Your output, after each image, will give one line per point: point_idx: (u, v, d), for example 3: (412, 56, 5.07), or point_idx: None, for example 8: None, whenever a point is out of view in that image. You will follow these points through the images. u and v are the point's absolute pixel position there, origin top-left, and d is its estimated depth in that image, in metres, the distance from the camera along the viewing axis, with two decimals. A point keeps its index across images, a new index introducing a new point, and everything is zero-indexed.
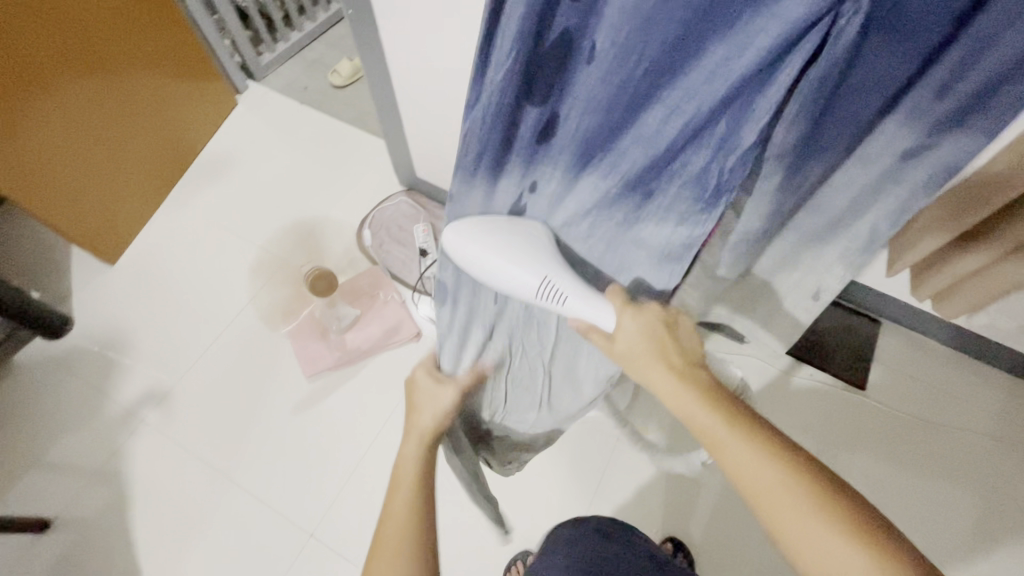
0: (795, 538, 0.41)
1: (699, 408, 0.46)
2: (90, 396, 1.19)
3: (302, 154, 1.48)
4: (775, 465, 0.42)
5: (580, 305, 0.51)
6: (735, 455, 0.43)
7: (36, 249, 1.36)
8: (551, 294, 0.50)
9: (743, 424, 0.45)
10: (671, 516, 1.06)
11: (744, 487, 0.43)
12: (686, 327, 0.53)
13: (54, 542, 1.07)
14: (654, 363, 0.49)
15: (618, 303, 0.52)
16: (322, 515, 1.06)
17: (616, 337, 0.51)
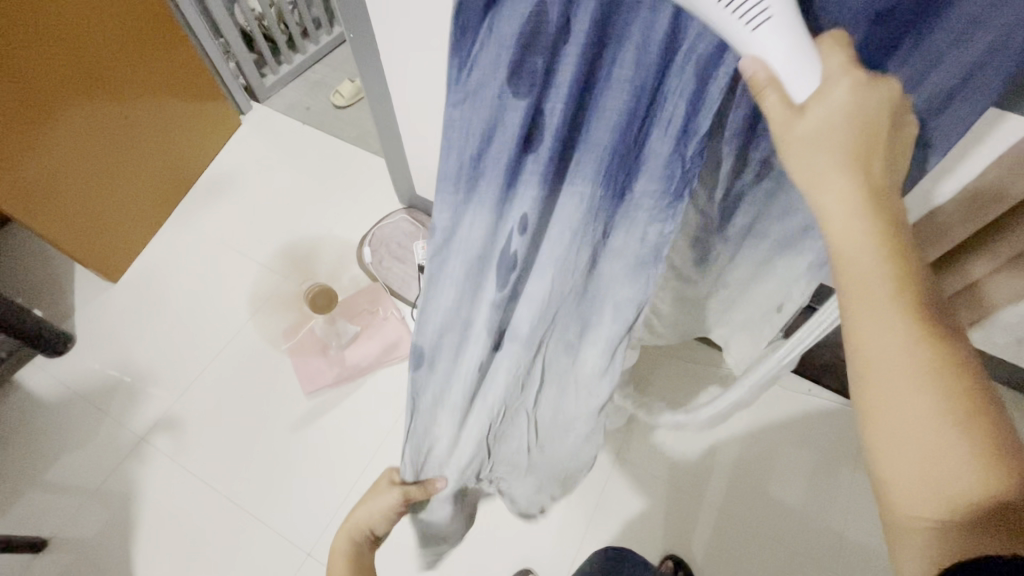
0: (891, 416, 0.34)
1: (873, 249, 0.35)
2: (90, 415, 1.19)
3: (304, 173, 1.51)
4: (919, 342, 0.34)
5: (774, 46, 0.33)
6: (877, 319, 0.35)
7: (39, 268, 1.37)
8: (751, 1, 0.31)
9: (909, 292, 0.35)
10: (671, 533, 1.05)
11: (865, 355, 0.35)
12: (900, 142, 0.39)
13: (50, 561, 1.06)
14: (841, 171, 0.35)
15: (837, 68, 0.35)
16: (320, 534, 1.06)
17: (809, 109, 0.35)
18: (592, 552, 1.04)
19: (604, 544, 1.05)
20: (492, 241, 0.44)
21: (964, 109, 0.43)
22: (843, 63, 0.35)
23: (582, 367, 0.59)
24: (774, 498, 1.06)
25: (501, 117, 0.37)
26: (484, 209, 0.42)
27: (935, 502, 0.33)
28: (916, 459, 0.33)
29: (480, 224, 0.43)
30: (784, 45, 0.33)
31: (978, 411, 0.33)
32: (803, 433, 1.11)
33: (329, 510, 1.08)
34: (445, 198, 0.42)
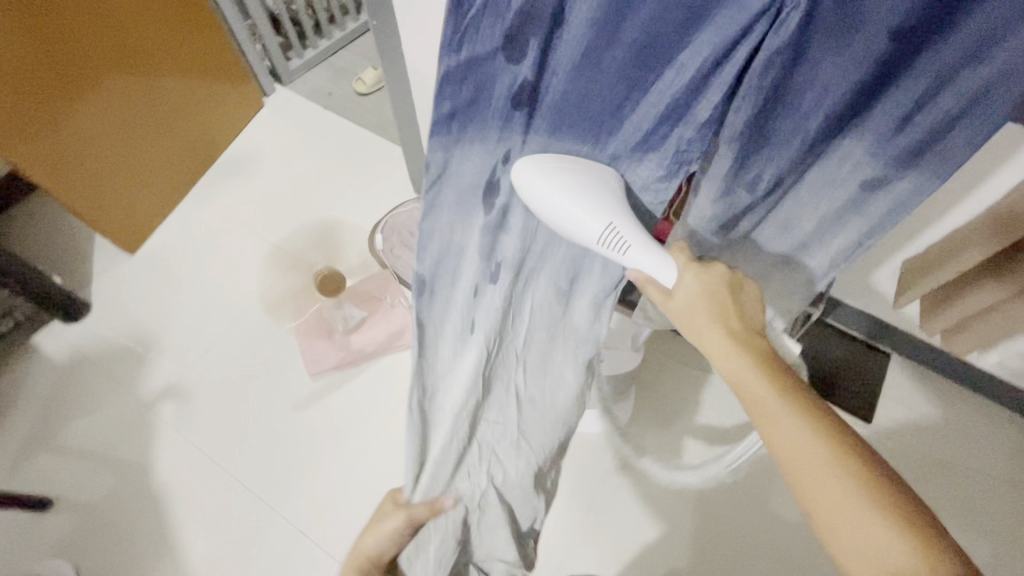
0: (812, 495, 0.43)
1: (753, 374, 0.47)
2: (102, 382, 1.22)
3: (322, 158, 1.52)
4: (818, 434, 0.44)
5: (641, 259, 0.49)
6: (783, 425, 0.45)
7: (61, 237, 1.41)
8: (613, 244, 0.48)
9: (795, 399, 0.46)
10: (665, 539, 1.05)
11: (783, 454, 0.44)
12: (750, 297, 0.53)
13: (54, 522, 1.09)
14: (712, 326, 0.50)
15: (682, 263, 0.51)
16: (316, 513, 1.08)
17: (677, 291, 0.50)
18: (584, 551, 1.04)
19: (596, 544, 1.05)
20: (492, 178, 0.47)
21: (963, 136, 0.44)
22: (688, 259, 0.52)
23: (570, 318, 0.65)
24: (772, 511, 1.05)
25: (498, 72, 0.39)
26: (478, 146, 0.44)
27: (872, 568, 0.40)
28: (858, 539, 0.41)
29: (476, 161, 0.45)
30: (644, 243, 0.48)
31: (879, 479, 0.42)
32: None
33: (324, 492, 1.09)
34: (437, 134, 0.41)
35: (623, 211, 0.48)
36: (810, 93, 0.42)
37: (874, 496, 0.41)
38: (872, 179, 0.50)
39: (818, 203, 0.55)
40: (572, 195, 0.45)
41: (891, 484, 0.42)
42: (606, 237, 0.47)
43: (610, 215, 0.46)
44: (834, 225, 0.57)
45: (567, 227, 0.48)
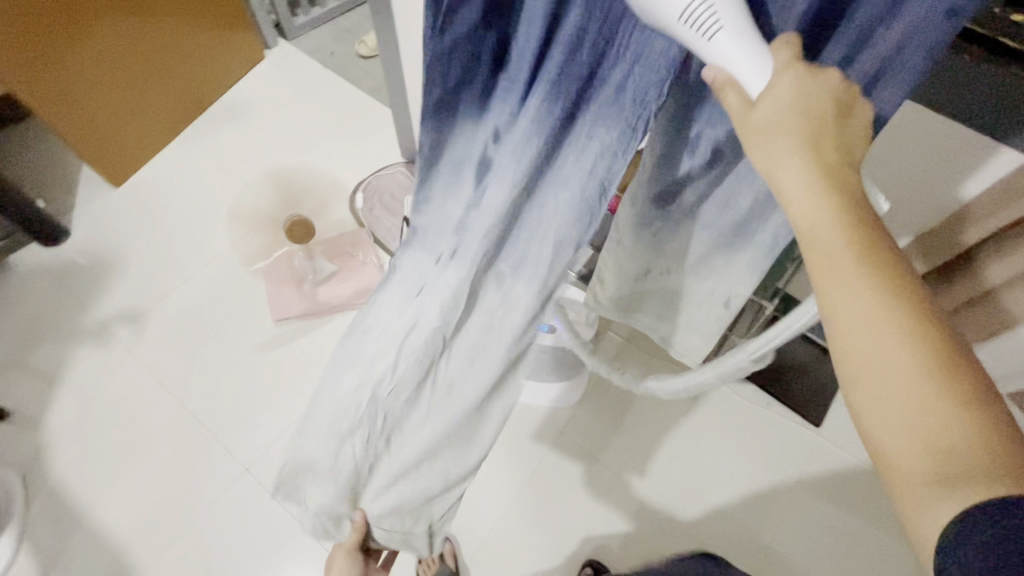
0: (868, 378, 0.30)
1: (826, 210, 0.31)
2: (71, 306, 1.24)
3: (314, 114, 1.53)
4: (894, 303, 0.30)
5: (734, 54, 0.31)
6: (845, 282, 0.31)
7: (49, 164, 1.43)
8: (703, 20, 0.29)
9: (875, 251, 0.31)
10: (598, 512, 1.10)
11: (842, 322, 0.31)
12: (863, 122, 0.34)
13: (7, 434, 1.11)
14: (796, 142, 0.32)
15: (782, 60, 0.32)
16: (260, 455, 1.10)
17: (760, 101, 0.32)
18: (519, 516, 1.10)
19: (531, 511, 1.10)
20: (485, 156, 0.40)
21: (885, 99, 0.38)
22: (793, 52, 0.32)
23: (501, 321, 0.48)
24: (705, 499, 1.10)
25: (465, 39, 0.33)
26: (466, 120, 0.39)
27: (927, 467, 0.29)
28: (906, 433, 0.29)
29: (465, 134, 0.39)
30: (745, 48, 0.31)
31: (959, 363, 0.29)
32: (747, 443, 1.14)
33: (271, 437, 1.11)
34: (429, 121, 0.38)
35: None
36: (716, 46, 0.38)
37: (954, 397, 0.29)
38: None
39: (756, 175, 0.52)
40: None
41: (973, 373, 0.29)
42: (696, 8, 0.29)
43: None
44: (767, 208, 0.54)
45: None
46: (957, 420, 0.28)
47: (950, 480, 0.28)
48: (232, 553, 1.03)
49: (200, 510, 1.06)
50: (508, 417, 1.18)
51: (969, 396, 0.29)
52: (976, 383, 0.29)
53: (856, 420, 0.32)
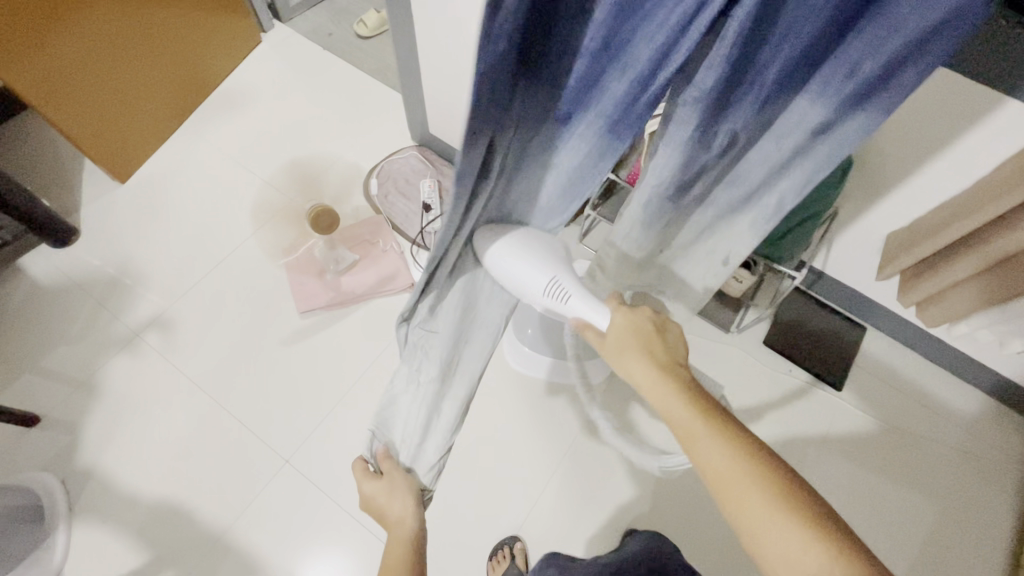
0: (746, 519, 0.41)
1: (674, 398, 0.47)
2: (89, 307, 1.22)
3: (319, 100, 1.49)
4: (738, 453, 0.42)
5: (583, 305, 0.53)
6: (705, 446, 0.43)
7: (48, 161, 1.38)
8: (557, 296, 0.52)
9: (717, 421, 0.44)
10: (636, 484, 1.12)
11: (709, 476, 0.43)
12: (675, 335, 0.54)
13: (36, 440, 1.10)
14: (636, 355, 0.51)
15: (613, 307, 0.55)
16: (299, 446, 1.10)
17: (607, 333, 0.53)
18: (558, 490, 1.11)
19: (569, 485, 1.12)
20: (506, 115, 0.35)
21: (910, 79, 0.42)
22: (619, 302, 0.56)
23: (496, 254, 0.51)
24: None
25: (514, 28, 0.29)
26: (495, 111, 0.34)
27: None
28: (788, 558, 0.39)
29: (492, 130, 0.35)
30: (589, 306, 0.54)
31: (796, 495, 0.41)
32: (776, 411, 1.16)
33: (306, 429, 1.12)
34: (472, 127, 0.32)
35: (563, 266, 0.53)
36: (772, 39, 0.42)
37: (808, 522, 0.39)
38: (822, 128, 0.49)
39: (768, 157, 0.54)
40: (520, 260, 0.50)
41: (812, 501, 0.40)
42: (552, 287, 0.52)
43: (553, 269, 0.52)
44: (773, 183, 0.57)
45: (515, 285, 0.52)
46: (816, 536, 0.38)
47: None
48: (274, 542, 1.03)
49: (241, 503, 1.06)
50: (539, 396, 1.19)
51: (820, 522, 0.39)
52: (817, 508, 0.40)
53: (754, 554, 0.41)
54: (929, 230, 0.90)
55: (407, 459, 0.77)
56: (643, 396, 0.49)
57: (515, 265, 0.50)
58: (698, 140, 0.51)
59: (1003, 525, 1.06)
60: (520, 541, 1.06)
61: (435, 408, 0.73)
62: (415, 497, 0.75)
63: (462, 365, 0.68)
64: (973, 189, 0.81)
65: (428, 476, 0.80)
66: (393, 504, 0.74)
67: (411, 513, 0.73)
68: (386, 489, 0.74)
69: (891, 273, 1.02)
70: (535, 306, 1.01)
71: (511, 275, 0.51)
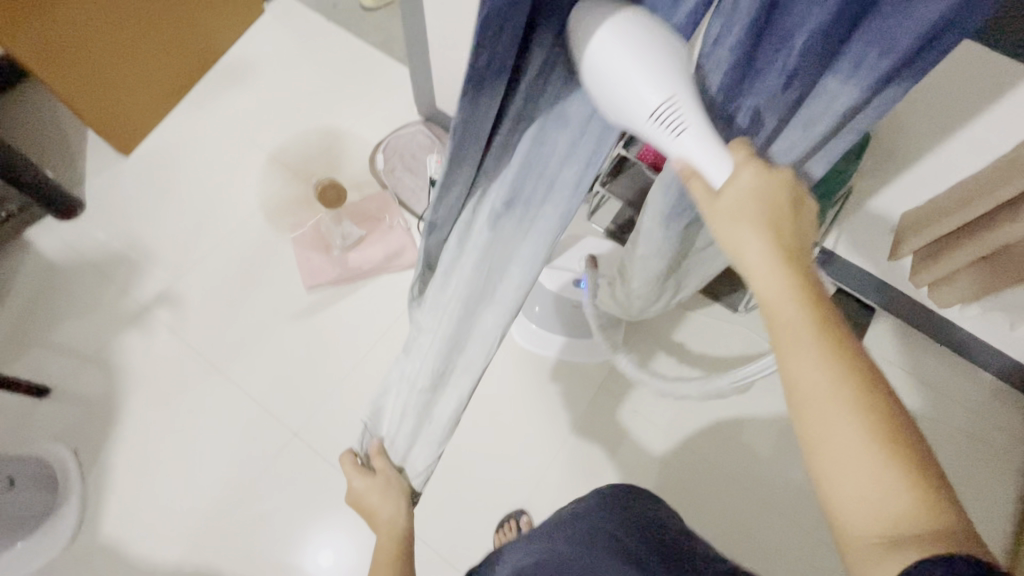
0: (827, 440, 0.35)
1: (790, 296, 0.37)
2: (96, 280, 1.22)
3: (324, 73, 1.46)
4: (845, 372, 0.35)
5: (696, 149, 0.40)
6: (806, 355, 0.36)
7: (52, 133, 1.36)
8: (666, 128, 0.38)
9: (830, 334, 0.36)
10: (642, 460, 1.13)
11: (798, 386, 0.36)
12: (808, 218, 0.43)
13: (48, 411, 1.11)
14: (757, 227, 0.39)
15: (739, 158, 0.41)
16: (308, 419, 1.11)
17: (722, 192, 0.40)
18: (564, 466, 1.12)
19: (574, 462, 1.13)
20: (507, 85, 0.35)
21: (943, 47, 0.40)
22: (749, 153, 0.41)
23: (510, 248, 0.49)
24: (742, 445, 1.14)
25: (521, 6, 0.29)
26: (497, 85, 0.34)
27: (876, 529, 0.33)
28: (859, 492, 0.34)
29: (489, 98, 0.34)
30: (705, 150, 0.40)
31: (901, 433, 0.34)
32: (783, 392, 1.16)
33: (314, 404, 1.13)
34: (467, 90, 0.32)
35: (686, 78, 0.38)
36: (794, 11, 0.40)
37: (903, 471, 0.33)
38: (852, 105, 0.48)
39: (796, 142, 0.53)
40: (637, 55, 0.35)
41: (916, 447, 0.34)
42: (663, 111, 0.37)
43: (673, 81, 0.37)
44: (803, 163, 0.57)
45: (613, 97, 0.37)
46: (907, 483, 0.33)
47: (902, 543, 0.32)
48: (286, 514, 1.05)
49: (251, 475, 1.08)
50: (547, 374, 1.19)
51: (919, 471, 0.33)
52: (917, 453, 0.34)
53: (820, 481, 0.36)
54: (944, 209, 0.88)
55: (397, 458, 0.78)
56: (748, 275, 0.40)
57: (620, 69, 0.35)
58: (719, 123, 0.50)
59: (1005, 506, 1.08)
60: (526, 514, 1.08)
61: (423, 418, 0.71)
62: (402, 497, 0.78)
63: (455, 373, 0.64)
64: (994, 168, 0.80)
65: (417, 479, 0.79)
66: (381, 507, 0.77)
67: (396, 516, 0.77)
68: (372, 492, 0.77)
69: (904, 254, 1.01)
70: (547, 283, 1.02)
71: (609, 84, 0.36)
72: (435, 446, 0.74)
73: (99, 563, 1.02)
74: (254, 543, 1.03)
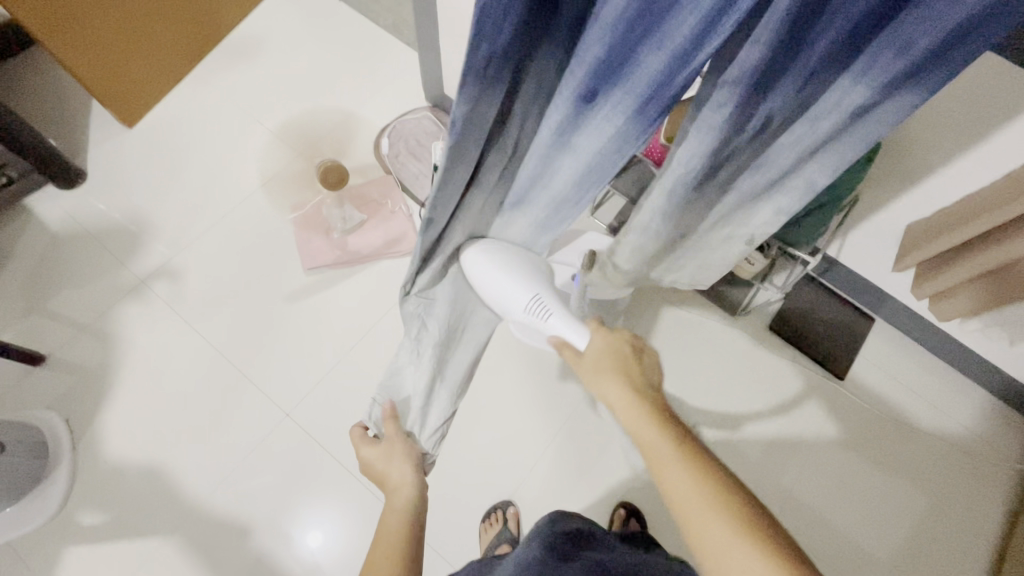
0: (703, 540, 0.42)
1: (646, 425, 0.49)
2: (94, 250, 1.22)
3: (332, 53, 1.45)
4: (702, 480, 0.44)
5: (561, 325, 0.60)
6: (668, 472, 0.45)
7: (56, 100, 1.36)
8: (539, 311, 0.61)
9: (685, 452, 0.46)
10: (631, 459, 1.13)
11: (673, 498, 0.44)
12: (653, 364, 0.56)
13: (41, 377, 1.12)
14: (612, 378, 0.53)
15: (593, 329, 0.59)
16: (300, 400, 1.12)
17: (585, 352, 0.57)
18: (553, 460, 1.12)
19: (564, 457, 1.13)
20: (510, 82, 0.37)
21: (960, 58, 0.39)
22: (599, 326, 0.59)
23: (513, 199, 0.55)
24: (734, 450, 1.13)
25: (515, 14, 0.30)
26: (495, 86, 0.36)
27: None
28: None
29: (489, 96, 0.36)
30: (568, 325, 0.60)
31: (759, 522, 0.41)
32: (777, 397, 1.16)
33: (305, 386, 1.13)
34: (469, 87, 0.34)
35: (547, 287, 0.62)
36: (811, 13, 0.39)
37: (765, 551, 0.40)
38: (862, 110, 0.47)
39: (799, 142, 0.52)
40: (503, 276, 0.59)
41: (773, 530, 0.41)
42: (532, 303, 0.61)
43: (536, 288, 0.61)
44: (805, 166, 0.56)
45: (500, 295, 0.60)
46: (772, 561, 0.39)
47: None
48: (274, 495, 1.06)
49: (241, 451, 1.08)
50: (541, 368, 1.19)
51: (779, 552, 0.40)
52: (777, 538, 0.41)
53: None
54: (948, 223, 0.88)
55: (409, 423, 0.77)
56: (615, 415, 0.52)
57: (500, 279, 0.59)
58: (732, 126, 0.50)
59: (991, 522, 1.08)
60: (513, 505, 1.08)
61: (435, 380, 0.74)
62: (415, 457, 0.74)
63: (467, 331, 0.71)
64: (1002, 185, 0.79)
65: (429, 439, 0.79)
66: (394, 470, 0.72)
67: (414, 479, 0.71)
68: (385, 454, 0.73)
69: (905, 266, 1.01)
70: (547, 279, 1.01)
71: (495, 291, 0.60)
72: (449, 405, 0.78)
73: (87, 527, 1.03)
74: (240, 519, 1.04)
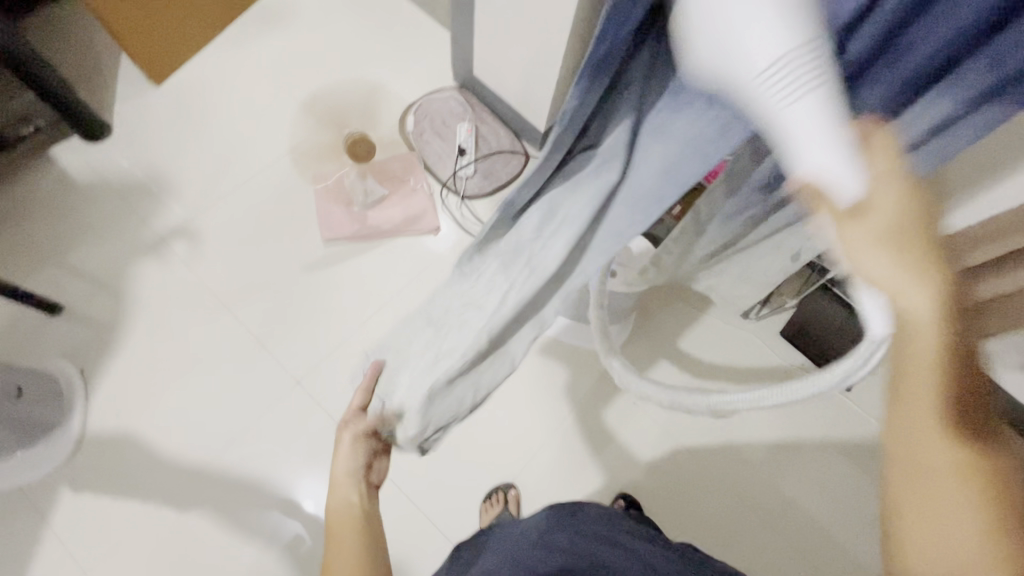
0: (918, 482, 0.40)
1: (933, 355, 0.38)
2: (117, 206, 1.22)
3: (364, 26, 1.44)
4: (955, 437, 0.39)
5: (817, 123, 0.32)
6: (920, 411, 0.39)
7: (86, 53, 1.35)
8: (783, 88, 0.31)
9: (954, 398, 0.38)
10: (633, 452, 1.13)
11: (908, 435, 0.40)
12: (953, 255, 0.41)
13: (58, 327, 1.13)
14: (920, 274, 0.36)
15: (882, 168, 0.35)
16: (311, 371, 1.13)
17: (867, 208, 0.35)
18: (558, 448, 1.13)
19: (568, 445, 1.14)
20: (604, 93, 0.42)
21: None
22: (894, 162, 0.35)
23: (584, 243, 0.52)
24: (736, 451, 1.13)
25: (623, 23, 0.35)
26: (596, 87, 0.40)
27: (936, 554, 0.40)
28: (943, 527, 0.40)
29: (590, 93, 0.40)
30: (823, 127, 0.32)
31: (990, 486, 0.39)
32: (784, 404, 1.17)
33: (317, 356, 1.14)
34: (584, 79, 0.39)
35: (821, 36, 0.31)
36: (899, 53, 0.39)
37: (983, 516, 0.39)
38: (940, 126, 0.46)
39: None
40: None
41: (1001, 493, 0.39)
42: (784, 65, 0.30)
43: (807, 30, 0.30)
44: None
45: (715, 45, 0.32)
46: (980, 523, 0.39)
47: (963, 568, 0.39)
48: (281, 460, 1.07)
49: (251, 415, 1.09)
50: (551, 357, 1.19)
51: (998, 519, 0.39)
52: (1000, 501, 0.39)
53: (901, 507, 0.42)
54: None
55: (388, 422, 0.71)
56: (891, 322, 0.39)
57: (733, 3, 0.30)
58: None
59: None
60: (514, 489, 1.09)
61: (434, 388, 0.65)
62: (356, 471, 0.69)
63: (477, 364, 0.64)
64: None
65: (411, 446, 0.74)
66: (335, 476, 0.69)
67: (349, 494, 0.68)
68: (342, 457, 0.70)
69: None
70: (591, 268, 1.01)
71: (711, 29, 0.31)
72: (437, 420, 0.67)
73: (96, 475, 1.05)
74: (246, 480, 1.06)
